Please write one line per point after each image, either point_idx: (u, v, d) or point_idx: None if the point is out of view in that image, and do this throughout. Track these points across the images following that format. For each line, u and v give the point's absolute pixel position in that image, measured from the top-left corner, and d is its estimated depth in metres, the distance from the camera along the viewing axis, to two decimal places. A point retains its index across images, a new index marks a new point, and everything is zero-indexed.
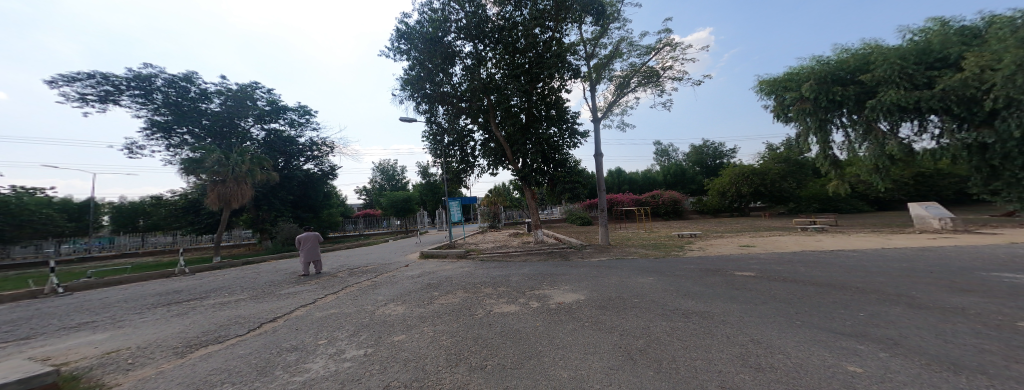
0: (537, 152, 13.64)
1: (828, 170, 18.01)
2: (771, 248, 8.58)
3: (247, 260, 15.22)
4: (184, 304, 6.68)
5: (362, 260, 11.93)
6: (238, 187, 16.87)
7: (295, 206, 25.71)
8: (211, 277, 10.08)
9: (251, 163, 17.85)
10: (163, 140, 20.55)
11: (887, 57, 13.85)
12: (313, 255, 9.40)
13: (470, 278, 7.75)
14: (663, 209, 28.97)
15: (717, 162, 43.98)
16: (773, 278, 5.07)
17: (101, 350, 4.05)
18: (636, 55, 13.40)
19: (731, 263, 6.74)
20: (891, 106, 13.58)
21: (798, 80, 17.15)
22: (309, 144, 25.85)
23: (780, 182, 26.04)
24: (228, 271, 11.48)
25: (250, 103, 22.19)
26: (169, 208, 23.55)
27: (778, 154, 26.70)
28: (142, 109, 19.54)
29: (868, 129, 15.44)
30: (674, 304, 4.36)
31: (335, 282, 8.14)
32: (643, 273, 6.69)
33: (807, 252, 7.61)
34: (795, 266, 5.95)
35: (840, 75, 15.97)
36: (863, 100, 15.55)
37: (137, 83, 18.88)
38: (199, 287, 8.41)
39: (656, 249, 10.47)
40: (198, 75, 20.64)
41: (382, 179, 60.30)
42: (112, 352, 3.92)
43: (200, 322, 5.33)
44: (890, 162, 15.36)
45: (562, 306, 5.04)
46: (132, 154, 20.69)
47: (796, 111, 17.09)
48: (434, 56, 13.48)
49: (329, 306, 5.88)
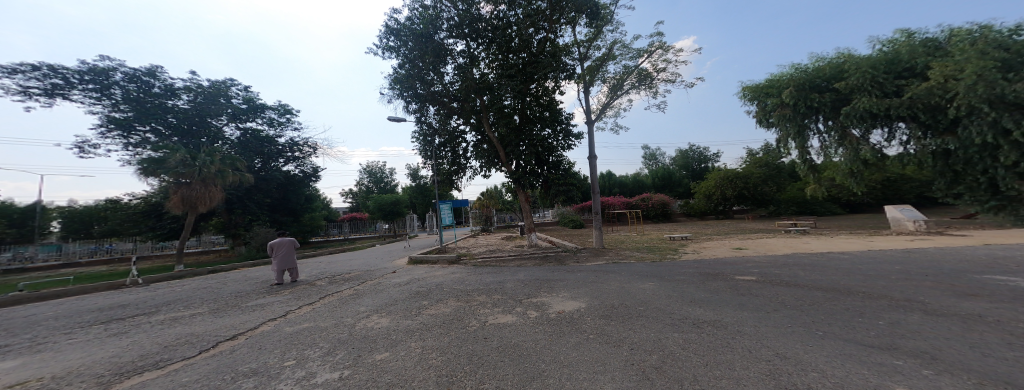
0: (531, 154, 13.44)
1: (808, 174, 18.56)
2: (765, 251, 8.57)
3: (216, 268, 14.12)
4: (132, 320, 5.93)
5: (345, 266, 11.24)
6: (205, 189, 15.70)
7: (273, 209, 24.40)
8: (170, 288, 9.17)
9: (222, 164, 16.68)
10: (122, 139, 18.95)
11: (859, 66, 14.45)
12: (288, 262, 8.69)
13: (461, 285, 7.30)
14: (652, 212, 29.36)
15: (702, 166, 45.25)
16: (777, 283, 4.92)
17: (6, 383, 3.48)
18: (628, 58, 13.35)
19: (729, 267, 6.62)
20: (864, 113, 14.32)
21: (778, 86, 17.96)
22: (289, 144, 24.64)
23: (763, 185, 26.86)
24: (191, 281, 10.51)
25: (223, 100, 20.91)
26: (127, 212, 21.77)
27: (760, 159, 27.61)
28: (98, 104, 17.96)
29: (843, 135, 15.95)
30: (681, 312, 4.12)
31: (313, 292, 7.50)
32: (642, 278, 6.46)
33: (801, 254, 7.61)
34: (794, 269, 5.87)
35: (817, 83, 16.58)
36: (838, 107, 15.99)
37: (92, 76, 17.32)
38: (154, 299, 7.55)
39: (650, 252, 10.33)
40: (163, 69, 19.22)
41: (368, 181, 58.52)
42: (16, 386, 3.34)
43: (149, 342, 4.67)
44: (865, 167, 15.97)
45: (561, 315, 4.70)
46: (85, 153, 18.96)
47: (777, 116, 18.00)
48: (424, 54, 13.04)
49: (304, 319, 5.30)
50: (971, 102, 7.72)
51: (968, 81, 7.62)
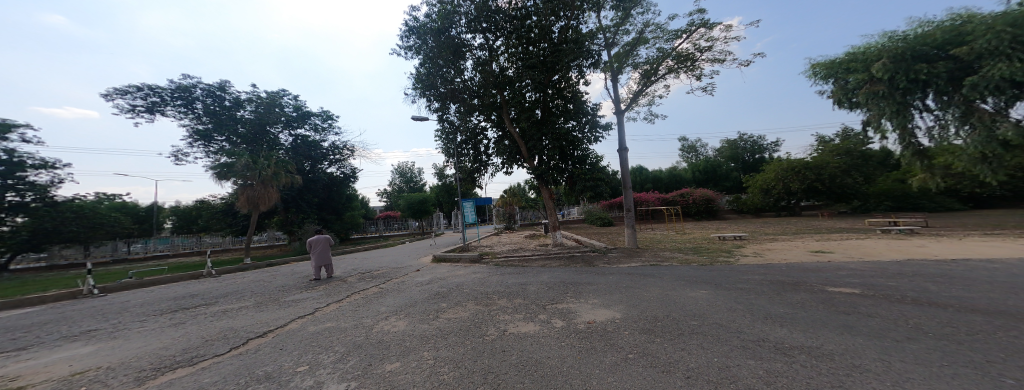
0: (554, 149, 12.56)
1: (913, 161, 15.12)
2: (856, 256, 6.86)
3: (272, 262, 15.46)
4: (189, 311, 6.33)
5: (375, 263, 11.49)
6: (265, 190, 17.42)
7: (321, 209, 26.52)
8: (232, 280, 9.96)
9: (276, 167, 18.33)
10: (202, 147, 21.76)
11: (989, 26, 11.70)
12: (324, 258, 9.02)
13: (481, 287, 6.84)
14: (694, 208, 26.59)
15: (755, 157, 40.23)
16: (893, 301, 3.66)
17: (73, 368, 3.62)
18: (663, 40, 11.82)
19: (809, 274, 5.28)
20: (1000, 83, 11.53)
21: (864, 60, 14.69)
22: (332, 148, 26.55)
23: (839, 177, 22.77)
24: (248, 273, 11.44)
25: (277, 109, 23.11)
26: (211, 211, 25.02)
27: (835, 146, 23.49)
28: (184, 117, 20.82)
29: (969, 110, 12.87)
30: (754, 332, 3.13)
31: (342, 289, 7.59)
32: (689, 284, 5.41)
33: (913, 261, 5.91)
34: (914, 282, 4.42)
35: (924, 51, 13.29)
36: (958, 78, 12.92)
37: (179, 93, 20.11)
38: (215, 291, 8.15)
39: (698, 255, 8.95)
40: (231, 84, 21.70)
41: (400, 182, 61.58)
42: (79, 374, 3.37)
43: (192, 334, 4.84)
44: (1006, 149, 12.40)
45: (592, 327, 3.94)
46: (178, 161, 22.07)
47: (865, 95, 14.68)
48: (444, 51, 12.85)
49: (326, 318, 5.17)
50: None
51: None
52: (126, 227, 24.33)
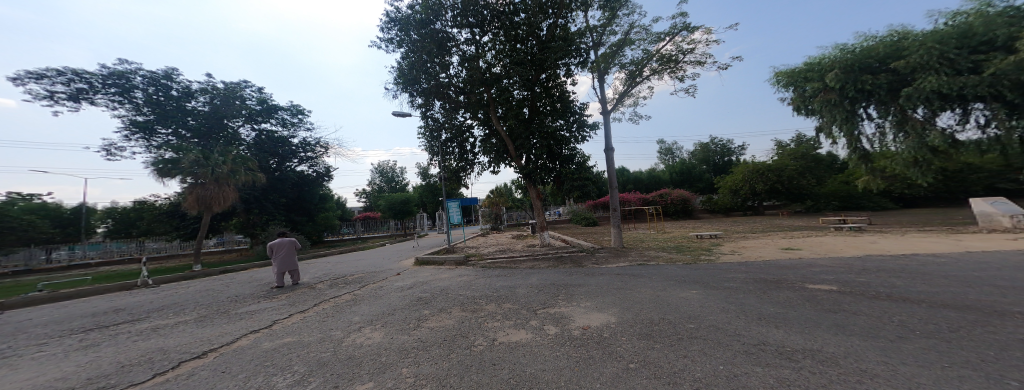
0: (543, 148, 12.40)
1: (858, 164, 16.60)
2: (823, 252, 7.28)
3: (228, 268, 14.02)
4: (117, 328, 5.41)
5: (351, 268, 10.69)
6: (219, 189, 15.78)
7: (288, 209, 24.70)
8: (176, 289, 8.82)
9: (234, 164, 16.69)
10: (144, 141, 19.37)
11: (924, 42, 13.02)
12: (288, 264, 8.19)
13: (468, 291, 6.46)
14: (671, 208, 27.73)
15: (725, 160, 42.69)
16: (875, 297, 3.77)
17: None
18: (648, 42, 12.04)
19: (788, 271, 5.44)
20: (930, 94, 12.78)
21: (820, 70, 15.94)
22: (301, 144, 24.81)
23: (798, 178, 24.66)
24: (197, 282, 10.20)
25: (237, 102, 21.25)
26: (153, 212, 22.42)
27: (794, 150, 25.47)
28: (121, 107, 18.42)
29: (903, 119, 14.30)
30: (753, 334, 3.04)
31: (310, 297, 6.88)
32: (680, 285, 5.39)
33: (875, 256, 6.33)
34: (885, 278, 4.64)
35: (868, 63, 14.62)
36: (897, 89, 14.30)
37: (114, 80, 17.75)
38: (154, 303, 7.11)
39: (680, 253, 9.15)
40: (179, 72, 19.51)
41: (380, 181, 59.17)
42: None
43: (111, 357, 4.04)
44: (934, 154, 13.91)
45: (587, 333, 3.76)
46: (110, 156, 19.48)
47: (820, 102, 15.90)
48: (427, 44, 12.26)
49: (285, 333, 4.55)
50: None
51: None
52: (49, 232, 21.23)
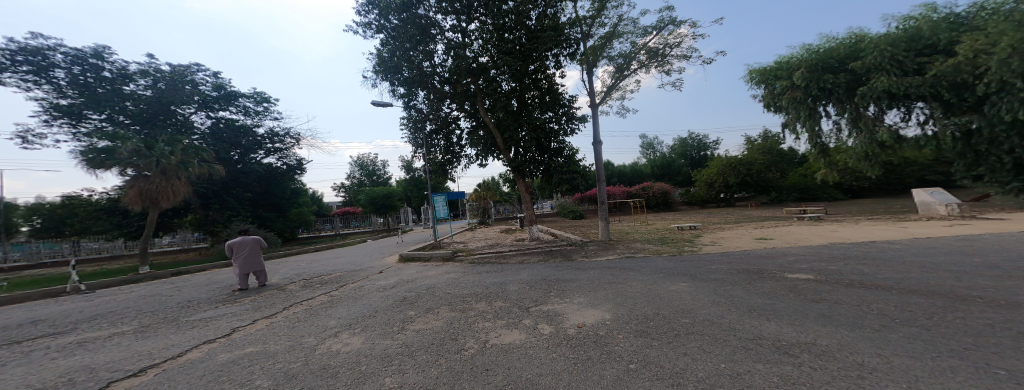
0: (532, 140, 12.17)
1: (817, 158, 17.84)
2: (795, 241, 7.68)
3: (183, 270, 12.77)
4: (40, 344, 4.67)
5: (328, 266, 10.06)
6: (167, 183, 14.20)
7: (255, 204, 22.97)
8: (119, 295, 7.88)
9: (186, 154, 15.08)
10: (69, 128, 16.98)
11: (877, 44, 14.03)
12: (252, 264, 7.49)
13: (457, 289, 6.20)
14: (652, 200, 28.72)
15: (700, 154, 44.62)
16: (854, 286, 3.92)
17: None
18: (636, 35, 12.09)
19: (768, 261, 5.65)
20: (882, 94, 13.85)
21: (789, 68, 16.92)
22: (268, 134, 22.99)
23: (766, 172, 26.28)
24: (144, 286, 9.16)
25: (187, 87, 19.36)
26: (89, 209, 20.02)
27: (763, 145, 27.11)
28: (37, 88, 15.99)
29: (858, 116, 15.48)
30: (748, 328, 3.04)
31: (279, 299, 6.32)
32: (669, 278, 5.44)
33: (842, 245, 6.74)
34: (856, 266, 4.89)
35: (830, 63, 15.75)
36: (853, 88, 15.38)
37: (26, 56, 15.35)
38: (90, 312, 6.27)
39: (664, 245, 9.36)
40: (112, 50, 17.29)
41: (360, 174, 56.69)
42: None
43: (21, 379, 3.41)
44: (882, 149, 15.20)
45: (583, 331, 3.66)
46: (26, 144, 17.00)
47: (787, 99, 16.94)
48: (409, 30, 11.52)
49: (246, 343, 4.08)
50: (1003, 76, 9.31)
51: (1004, 55, 9.07)
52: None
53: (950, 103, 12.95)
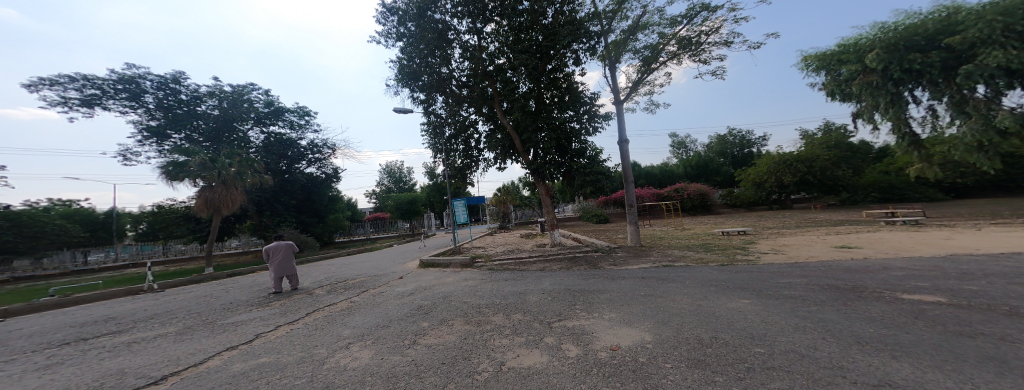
0: (551, 141, 11.52)
1: (908, 151, 15.25)
2: (888, 251, 6.20)
3: (235, 271, 13.81)
4: (90, 343, 4.91)
5: (353, 271, 10.20)
6: (227, 192, 15.70)
7: (299, 211, 24.80)
8: (174, 295, 8.46)
9: (240, 166, 16.60)
10: (156, 145, 19.53)
11: (981, 14, 11.75)
12: (285, 268, 7.71)
13: (474, 299, 5.74)
14: (689, 203, 26.31)
15: (744, 151, 40.61)
16: (1014, 316, 2.79)
17: None
18: (664, 26, 11.03)
19: (859, 276, 4.47)
20: (996, 70, 11.42)
21: (858, 51, 14.40)
22: (310, 146, 24.81)
23: (828, 169, 22.85)
24: (197, 287, 9.88)
25: (245, 105, 21.47)
26: (169, 216, 22.75)
27: (823, 140, 23.73)
28: (133, 112, 18.67)
29: (962, 99, 12.81)
30: (871, 372, 2.12)
31: (304, 304, 6.31)
32: (723, 291, 4.51)
33: (960, 256, 5.26)
34: (1005, 287, 3.61)
35: (915, 41, 13.11)
36: (951, 67, 12.78)
37: (124, 85, 18.00)
38: (144, 312, 6.70)
39: (710, 253, 8.20)
40: (187, 75, 19.68)
41: (390, 182, 59.25)
42: None
43: (54, 379, 3.46)
44: (1002, 137, 12.53)
45: (618, 356, 2.92)
46: (125, 160, 19.89)
47: (859, 86, 14.48)
48: (426, 35, 11.54)
49: (261, 351, 3.91)
50: None
51: None
52: (79, 235, 21.66)
53: None
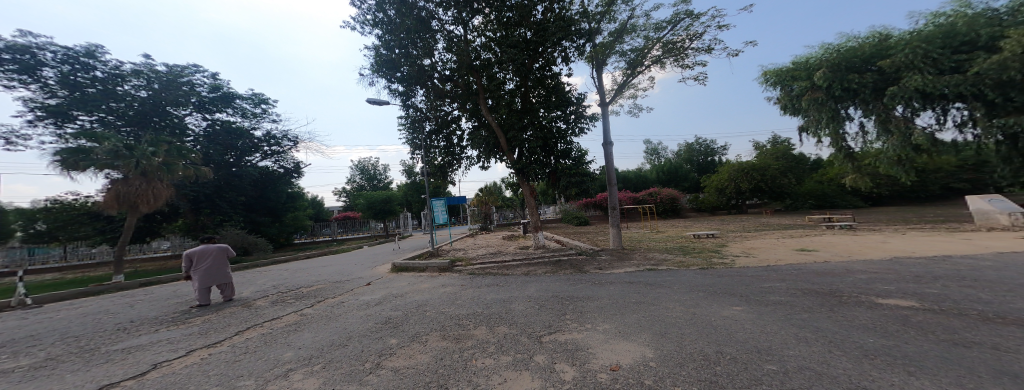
0: (537, 140, 11.18)
1: (844, 162, 17.75)
2: (847, 253, 6.59)
3: (156, 280, 11.72)
4: None
5: (312, 277, 9.03)
6: (147, 186, 13.32)
7: (249, 209, 22.17)
8: (64, 313, 6.80)
9: (169, 155, 14.23)
10: (54, 128, 15.99)
11: (909, 42, 14.41)
12: (216, 277, 6.48)
13: (451, 308, 5.12)
14: (660, 207, 27.61)
15: (707, 159, 43.81)
16: (999, 324, 2.79)
17: None
18: (651, 29, 11.26)
19: (835, 279, 4.55)
20: (913, 93, 14.13)
21: (808, 69, 17.07)
22: (265, 137, 22.31)
23: (781, 177, 25.21)
24: (100, 299, 8.11)
25: (182, 87, 18.65)
26: (73, 213, 19.08)
27: (776, 150, 26.21)
28: (24, 87, 15.23)
29: (887, 118, 15.36)
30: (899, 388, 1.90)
31: (237, 320, 5.25)
32: (718, 299, 4.36)
33: (911, 259, 5.65)
34: (969, 291, 3.76)
35: (855, 63, 15.90)
36: (881, 88, 15.53)
37: (13, 55, 14.66)
38: (10, 336, 5.20)
39: (688, 256, 8.33)
40: (105, 50, 16.59)
41: (360, 179, 55.88)
42: None
43: None
44: (916, 152, 15.13)
45: (620, 378, 2.52)
46: (10, 144, 16.19)
47: (809, 100, 17.05)
48: (406, 21, 10.62)
49: (158, 388, 2.99)
50: None
51: None
52: None
53: (992, 102, 13.51)
